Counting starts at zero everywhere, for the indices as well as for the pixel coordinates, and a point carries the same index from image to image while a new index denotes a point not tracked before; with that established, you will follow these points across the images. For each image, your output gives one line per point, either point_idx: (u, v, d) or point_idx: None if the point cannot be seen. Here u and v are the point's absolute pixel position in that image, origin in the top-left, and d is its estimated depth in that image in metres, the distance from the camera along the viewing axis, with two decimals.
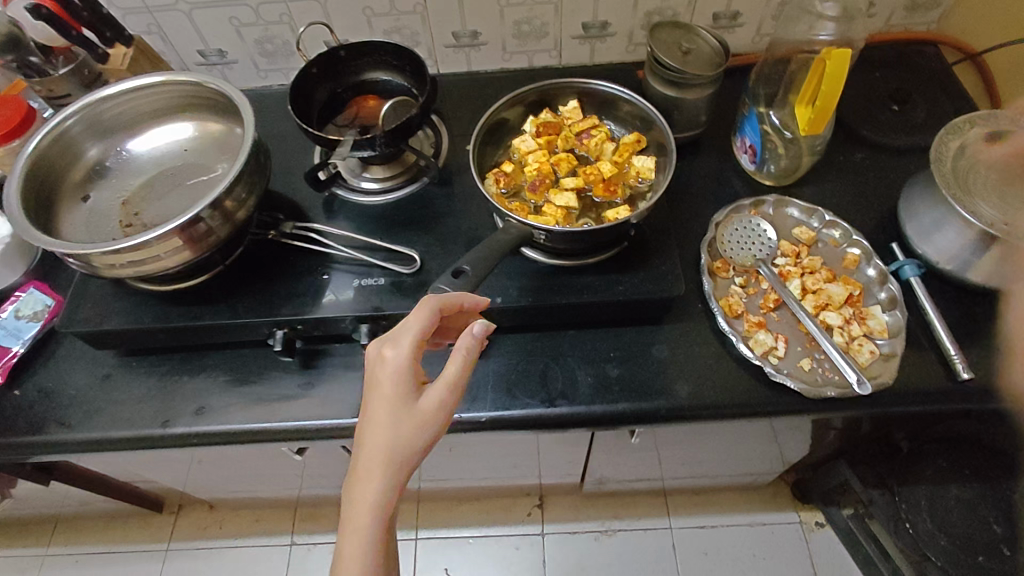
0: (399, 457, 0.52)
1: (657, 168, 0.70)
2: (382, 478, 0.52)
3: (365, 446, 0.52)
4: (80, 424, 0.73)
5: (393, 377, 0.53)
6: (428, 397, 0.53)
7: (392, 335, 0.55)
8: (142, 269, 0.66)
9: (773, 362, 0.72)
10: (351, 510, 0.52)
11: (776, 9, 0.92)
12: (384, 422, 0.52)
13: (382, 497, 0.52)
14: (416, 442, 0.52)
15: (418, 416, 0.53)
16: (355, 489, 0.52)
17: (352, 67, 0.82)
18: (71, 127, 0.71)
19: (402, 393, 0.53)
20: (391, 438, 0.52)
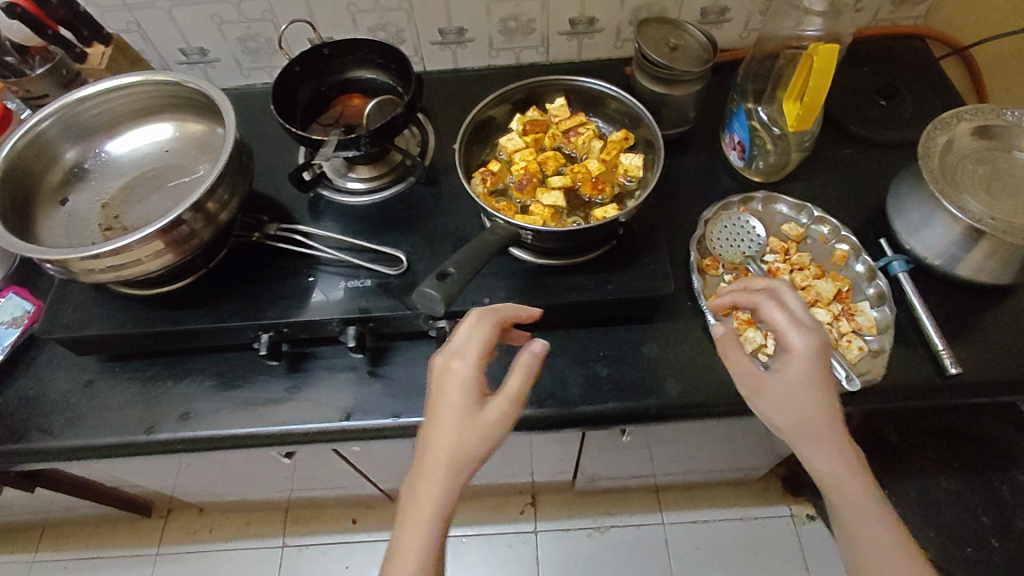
0: (461, 466, 0.52)
1: (645, 165, 0.70)
2: (444, 489, 0.51)
3: (429, 453, 0.52)
4: (62, 432, 0.71)
5: (461, 386, 0.53)
6: (493, 406, 0.53)
7: (458, 344, 0.55)
8: (123, 274, 0.65)
9: (763, 359, 0.71)
10: (409, 518, 0.51)
11: (764, 4, 0.91)
12: (447, 432, 0.52)
13: (442, 506, 0.51)
14: (478, 452, 0.52)
15: (481, 425, 0.52)
16: (415, 497, 0.52)
17: (335, 65, 0.80)
18: (46, 129, 0.70)
19: (468, 403, 0.53)
20: (457, 446, 0.52)
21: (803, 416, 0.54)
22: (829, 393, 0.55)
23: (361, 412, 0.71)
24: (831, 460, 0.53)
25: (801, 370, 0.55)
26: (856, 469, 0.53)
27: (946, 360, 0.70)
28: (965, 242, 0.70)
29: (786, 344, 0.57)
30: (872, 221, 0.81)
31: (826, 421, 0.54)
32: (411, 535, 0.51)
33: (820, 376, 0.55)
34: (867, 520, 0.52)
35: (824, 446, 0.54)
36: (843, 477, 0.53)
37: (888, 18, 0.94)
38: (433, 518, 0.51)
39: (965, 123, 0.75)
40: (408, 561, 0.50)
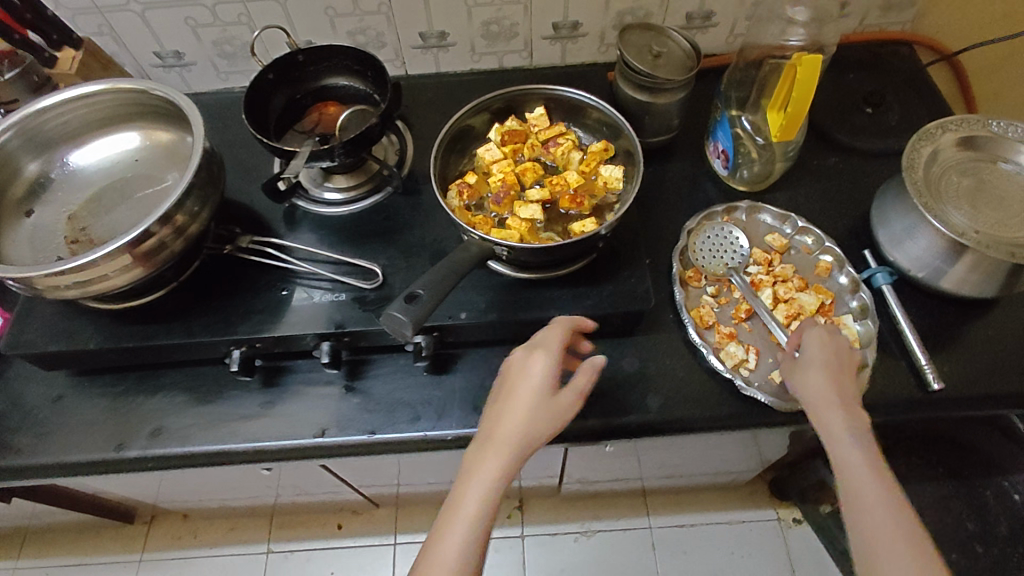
0: (529, 445, 0.57)
1: (625, 177, 0.69)
2: (512, 460, 0.56)
3: (502, 425, 0.57)
4: (29, 449, 0.70)
5: (542, 372, 0.59)
6: (564, 397, 0.59)
7: (541, 339, 0.62)
8: (89, 290, 0.64)
9: (744, 374, 0.71)
10: (473, 478, 0.55)
11: (749, 9, 0.90)
12: (523, 408, 0.58)
13: (505, 477, 0.56)
14: (544, 435, 0.58)
15: (552, 411, 0.58)
16: (483, 461, 0.56)
17: (310, 72, 0.78)
18: (8, 140, 0.68)
19: (546, 388, 0.59)
20: (529, 424, 0.57)
21: (807, 379, 0.61)
22: (841, 368, 0.61)
23: (336, 428, 0.70)
24: (826, 414, 0.59)
25: (813, 346, 0.63)
26: (855, 433, 0.57)
27: (928, 375, 0.69)
28: (948, 255, 0.69)
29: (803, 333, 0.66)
30: (856, 232, 0.80)
31: (831, 385, 0.60)
32: (474, 492, 0.55)
33: (828, 352, 0.62)
34: (857, 475, 0.55)
35: (824, 403, 0.59)
36: (836, 432, 0.57)
37: (875, 24, 0.93)
38: (497, 482, 0.55)
39: (949, 133, 0.74)
40: (468, 514, 0.54)
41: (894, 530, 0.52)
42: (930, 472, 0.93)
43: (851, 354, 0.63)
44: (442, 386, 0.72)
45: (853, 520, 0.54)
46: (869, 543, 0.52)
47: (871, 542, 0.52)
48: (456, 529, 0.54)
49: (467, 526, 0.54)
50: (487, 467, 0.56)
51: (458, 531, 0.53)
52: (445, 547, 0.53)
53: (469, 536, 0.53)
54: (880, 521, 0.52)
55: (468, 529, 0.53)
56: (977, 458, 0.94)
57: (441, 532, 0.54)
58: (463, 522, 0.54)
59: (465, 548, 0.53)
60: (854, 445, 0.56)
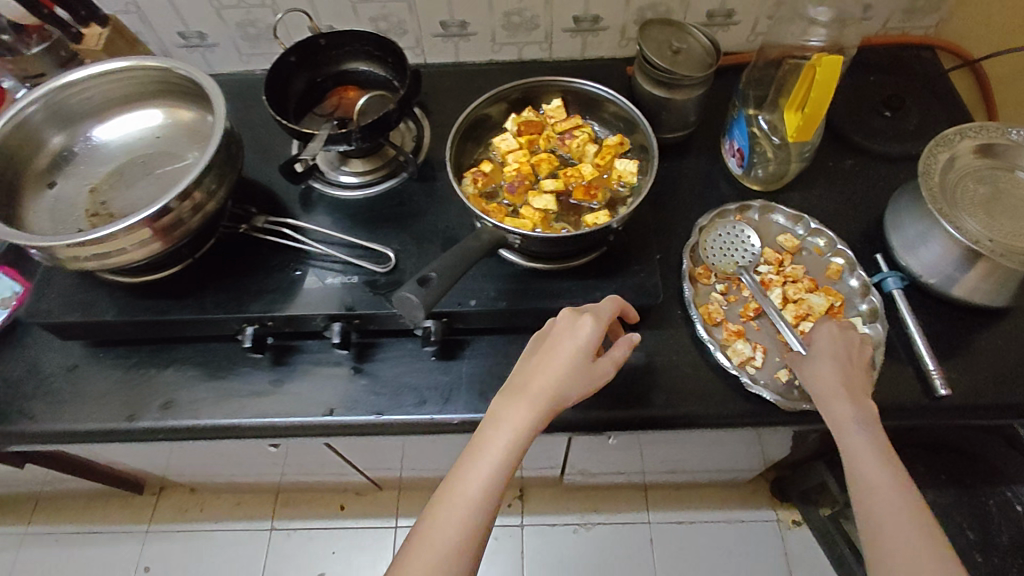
0: (558, 405, 0.59)
1: (639, 171, 0.69)
2: (540, 415, 0.58)
3: (541, 377, 0.59)
4: (43, 416, 0.72)
5: (585, 334, 0.60)
6: (601, 364, 0.61)
7: (588, 307, 0.64)
8: (108, 261, 0.65)
9: (750, 371, 0.71)
10: (500, 427, 0.58)
11: (772, 8, 0.89)
12: (564, 364, 0.59)
13: (532, 431, 0.57)
14: (575, 396, 0.59)
15: (586, 373, 0.60)
16: (513, 412, 0.58)
17: (331, 57, 0.79)
18: (35, 112, 0.69)
19: (586, 351, 0.60)
20: (562, 383, 0.59)
21: (815, 373, 0.62)
22: (851, 363, 0.62)
23: (343, 408, 0.71)
24: (833, 405, 0.59)
25: (822, 342, 0.64)
26: (864, 426, 0.58)
27: (935, 381, 0.69)
28: (961, 262, 0.69)
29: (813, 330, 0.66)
30: (869, 235, 0.80)
31: (840, 379, 0.60)
32: (500, 440, 0.57)
33: (836, 347, 0.63)
34: (865, 469, 0.56)
35: (831, 393, 0.60)
36: (844, 424, 0.58)
37: (897, 27, 0.92)
38: (523, 433, 0.57)
39: (968, 140, 0.74)
40: (490, 460, 0.56)
41: (899, 521, 0.53)
42: (933, 478, 0.93)
43: (862, 350, 0.64)
44: (449, 371, 0.73)
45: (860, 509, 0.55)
46: (875, 531, 0.54)
47: (877, 531, 0.54)
48: (478, 471, 0.56)
49: (489, 470, 0.56)
50: (516, 418, 0.58)
51: (480, 474, 0.56)
52: (466, 485, 0.55)
53: (491, 476, 0.56)
54: (885, 505, 0.54)
55: (488, 474, 0.56)
56: (982, 467, 0.93)
57: (462, 473, 0.56)
58: (486, 465, 0.56)
59: (483, 490, 0.55)
60: (861, 436, 0.57)
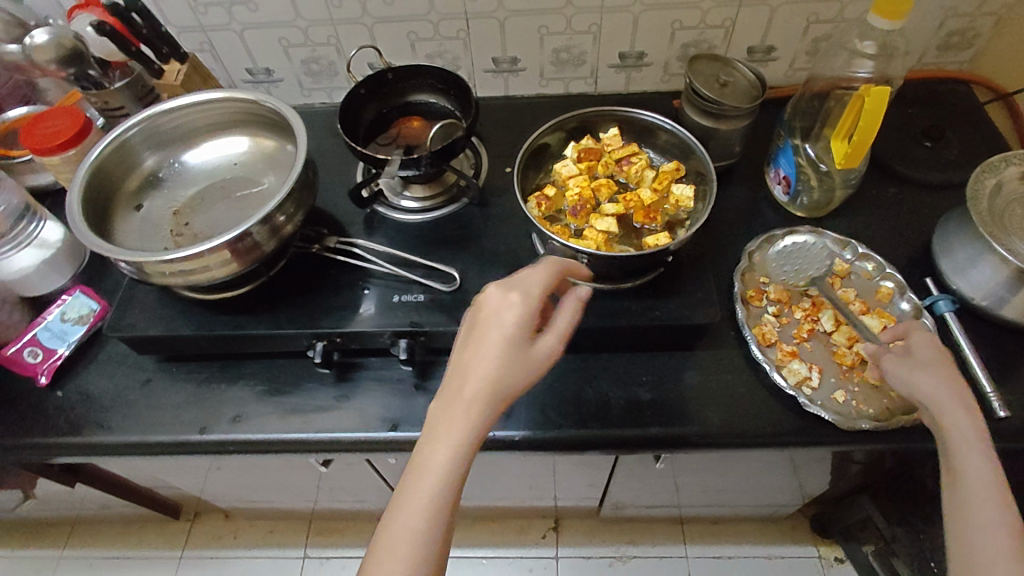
0: (502, 400, 0.53)
1: (696, 196, 0.72)
2: (484, 417, 0.52)
3: (474, 375, 0.52)
4: (118, 427, 0.74)
5: (513, 319, 0.54)
6: (542, 343, 0.55)
7: (519, 279, 0.57)
8: (191, 278, 0.68)
9: (807, 392, 0.72)
10: (438, 439, 0.51)
11: (810, 45, 0.94)
12: (500, 355, 0.53)
13: (476, 435, 0.52)
14: (521, 384, 0.53)
15: (528, 358, 0.54)
16: (455, 417, 0.52)
17: (398, 89, 0.85)
18: (130, 138, 0.75)
19: (521, 332, 0.54)
20: (502, 375, 0.52)
21: (917, 376, 0.60)
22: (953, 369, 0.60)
23: (406, 424, 0.73)
24: (947, 407, 0.57)
25: (924, 346, 0.62)
26: (972, 435, 0.55)
27: (992, 402, 0.69)
28: (1011, 285, 0.71)
29: (911, 332, 0.65)
30: (917, 260, 0.82)
31: (945, 384, 0.59)
32: (440, 457, 0.50)
33: (940, 353, 0.61)
34: (969, 479, 0.53)
35: (946, 395, 0.58)
36: (952, 432, 0.56)
37: (933, 62, 0.96)
38: (467, 439, 0.51)
39: (1014, 167, 0.76)
40: (434, 477, 0.50)
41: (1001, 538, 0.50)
42: None
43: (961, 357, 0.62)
44: None
45: (958, 520, 0.53)
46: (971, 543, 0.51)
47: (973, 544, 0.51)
48: (421, 496, 0.50)
49: (432, 494, 0.50)
50: (456, 426, 0.51)
51: (421, 501, 0.50)
52: (409, 516, 0.49)
53: (440, 494, 0.50)
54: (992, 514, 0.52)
55: (430, 498, 0.50)
56: None
57: (401, 502, 0.50)
58: (428, 487, 0.50)
59: (431, 516, 0.49)
60: (975, 441, 0.55)
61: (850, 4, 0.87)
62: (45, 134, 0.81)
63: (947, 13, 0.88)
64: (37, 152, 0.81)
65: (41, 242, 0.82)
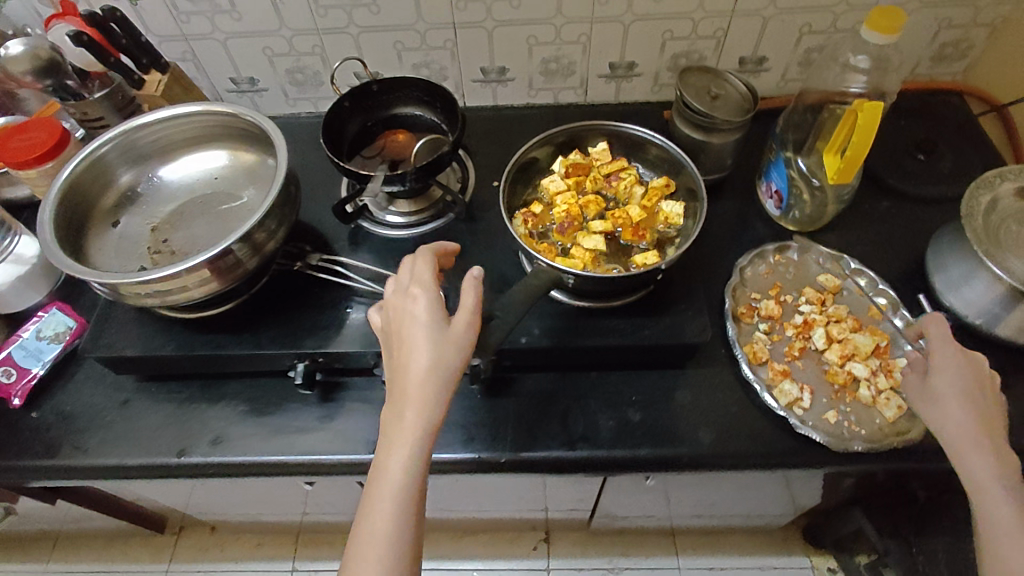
0: (442, 387, 0.54)
1: (686, 214, 0.71)
2: (430, 409, 0.53)
3: (404, 377, 0.54)
4: (95, 450, 0.72)
5: (419, 313, 0.56)
6: (456, 322, 0.55)
7: (410, 276, 0.59)
8: (168, 299, 0.66)
9: (798, 413, 0.70)
10: (391, 442, 0.53)
11: (803, 55, 0.93)
12: (421, 350, 0.54)
13: (426, 429, 0.53)
14: (453, 370, 0.54)
15: (449, 342, 0.55)
16: (402, 417, 0.53)
17: (383, 101, 0.83)
18: (105, 154, 0.73)
19: (435, 320, 0.56)
20: (433, 369, 0.53)
21: (944, 417, 0.59)
22: (978, 401, 0.59)
23: None
24: (963, 442, 0.57)
25: (948, 377, 0.60)
26: (1003, 481, 0.55)
27: None
28: (1006, 302, 0.70)
29: (933, 353, 0.62)
30: (910, 275, 0.81)
31: (972, 425, 0.58)
32: (394, 459, 0.52)
33: (967, 386, 0.59)
34: (1005, 530, 0.53)
35: (963, 430, 0.58)
36: (987, 483, 0.55)
37: (926, 73, 0.95)
38: (415, 439, 0.52)
39: (1008, 182, 0.75)
40: (392, 480, 0.52)
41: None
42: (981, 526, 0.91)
43: (988, 377, 0.61)
44: (496, 409, 0.73)
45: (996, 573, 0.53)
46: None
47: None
48: (383, 502, 0.52)
49: (394, 494, 0.52)
50: (404, 429, 0.53)
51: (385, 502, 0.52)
52: (376, 519, 0.51)
53: (399, 494, 0.52)
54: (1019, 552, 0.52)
55: (394, 497, 0.52)
56: None
57: (367, 509, 0.52)
58: (387, 492, 0.52)
59: (395, 518, 0.51)
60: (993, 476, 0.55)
61: (842, 15, 0.86)
62: (19, 146, 0.79)
63: (940, 24, 0.87)
64: (17, 166, 0.79)
65: (17, 258, 0.80)
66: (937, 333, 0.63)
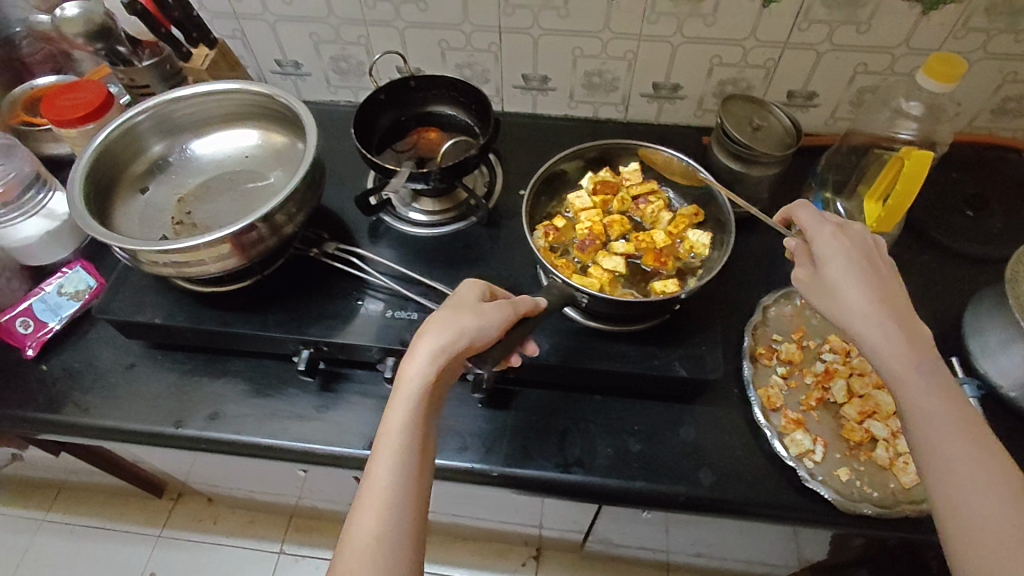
0: (447, 354, 0.53)
1: (712, 245, 0.69)
2: (429, 369, 0.53)
3: (417, 337, 0.55)
4: (95, 410, 0.73)
5: (456, 294, 0.58)
6: (489, 304, 0.56)
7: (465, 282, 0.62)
8: (184, 271, 0.66)
9: (808, 465, 0.67)
10: (393, 404, 0.54)
11: (855, 95, 0.89)
12: (440, 317, 0.55)
13: (424, 387, 0.53)
14: (476, 342, 0.54)
15: (471, 312, 0.55)
16: (403, 378, 0.54)
17: (418, 98, 0.83)
18: (140, 122, 0.74)
19: (464, 301, 0.57)
20: (446, 333, 0.53)
21: (849, 306, 0.54)
22: (872, 278, 0.54)
23: None
24: (864, 328, 0.53)
25: (835, 262, 0.56)
26: (915, 365, 0.51)
27: None
28: None
29: (814, 240, 0.58)
30: (944, 336, 0.77)
31: (877, 311, 0.53)
32: (394, 420, 0.53)
33: (857, 268, 0.55)
34: (931, 415, 0.50)
35: (862, 313, 0.53)
36: (903, 370, 0.51)
37: (985, 127, 0.90)
38: (414, 395, 0.53)
39: None
40: (393, 433, 0.52)
41: (977, 466, 0.48)
42: None
43: (876, 250, 0.57)
44: (494, 420, 0.72)
45: (928, 461, 0.50)
46: (954, 484, 0.48)
47: (952, 486, 0.48)
48: (384, 456, 0.52)
49: (395, 451, 0.52)
50: (408, 385, 0.53)
51: (384, 460, 0.52)
52: (378, 476, 0.52)
53: (400, 447, 0.52)
54: (950, 444, 0.49)
55: (396, 457, 0.52)
56: None
57: (372, 469, 0.52)
58: (389, 443, 0.52)
59: (393, 473, 0.52)
60: (905, 363, 0.51)
61: (901, 57, 0.83)
62: (66, 106, 0.81)
63: (1006, 77, 0.83)
64: (59, 123, 0.81)
65: (48, 213, 0.82)
66: (809, 220, 0.60)
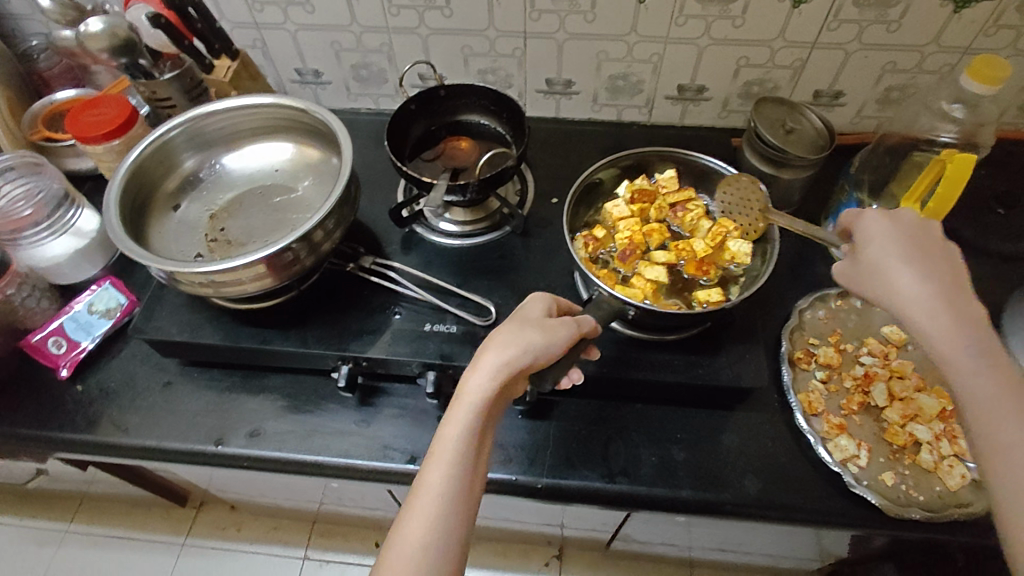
0: (512, 368, 0.53)
1: (753, 253, 0.68)
2: (490, 381, 0.53)
3: (483, 349, 0.54)
4: (133, 430, 0.73)
5: (525, 312, 0.58)
6: (559, 324, 0.56)
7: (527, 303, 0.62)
8: (223, 291, 0.66)
9: (853, 470, 0.67)
10: (451, 414, 0.53)
11: (882, 93, 0.89)
12: (508, 330, 0.55)
13: (485, 399, 0.52)
14: (543, 357, 0.54)
15: (538, 327, 0.55)
16: (464, 389, 0.53)
17: (448, 107, 0.83)
18: (173, 138, 0.74)
19: (531, 317, 0.57)
20: (514, 346, 0.53)
21: (899, 290, 0.51)
22: (920, 259, 0.52)
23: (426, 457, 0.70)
24: (911, 310, 0.50)
25: (879, 247, 0.54)
26: (962, 342, 0.47)
27: None
28: None
29: (859, 230, 0.57)
30: None
31: (924, 291, 0.50)
32: (452, 430, 0.52)
33: (901, 250, 0.53)
34: (985, 397, 0.45)
35: (910, 295, 0.50)
36: (949, 350, 0.47)
37: (1013, 123, 0.90)
38: (473, 405, 0.52)
39: None
40: (450, 441, 0.52)
41: None
42: None
43: (927, 231, 0.54)
44: (536, 431, 0.72)
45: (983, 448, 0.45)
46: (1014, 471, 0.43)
47: (1009, 472, 0.43)
48: (437, 463, 0.51)
49: (449, 461, 0.51)
50: (470, 394, 0.53)
51: (438, 468, 0.51)
52: (428, 483, 0.51)
53: (455, 454, 0.51)
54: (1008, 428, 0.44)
55: (450, 467, 0.51)
56: None
57: (423, 476, 0.51)
58: (442, 451, 0.52)
59: (445, 481, 0.51)
60: (954, 341, 0.47)
61: (931, 55, 0.82)
62: (89, 122, 0.79)
63: None
64: (83, 141, 0.79)
65: (76, 231, 0.81)
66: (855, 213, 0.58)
